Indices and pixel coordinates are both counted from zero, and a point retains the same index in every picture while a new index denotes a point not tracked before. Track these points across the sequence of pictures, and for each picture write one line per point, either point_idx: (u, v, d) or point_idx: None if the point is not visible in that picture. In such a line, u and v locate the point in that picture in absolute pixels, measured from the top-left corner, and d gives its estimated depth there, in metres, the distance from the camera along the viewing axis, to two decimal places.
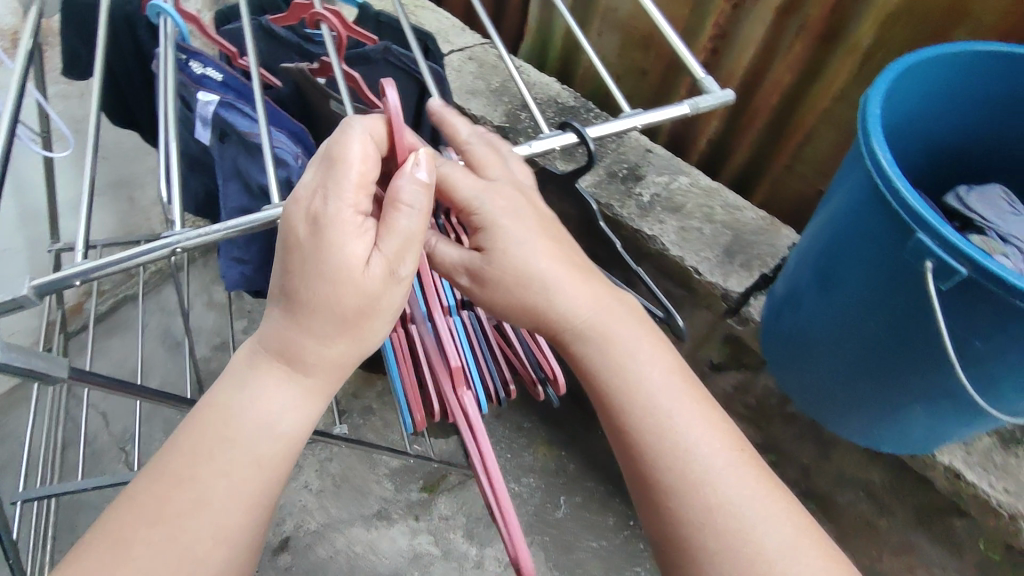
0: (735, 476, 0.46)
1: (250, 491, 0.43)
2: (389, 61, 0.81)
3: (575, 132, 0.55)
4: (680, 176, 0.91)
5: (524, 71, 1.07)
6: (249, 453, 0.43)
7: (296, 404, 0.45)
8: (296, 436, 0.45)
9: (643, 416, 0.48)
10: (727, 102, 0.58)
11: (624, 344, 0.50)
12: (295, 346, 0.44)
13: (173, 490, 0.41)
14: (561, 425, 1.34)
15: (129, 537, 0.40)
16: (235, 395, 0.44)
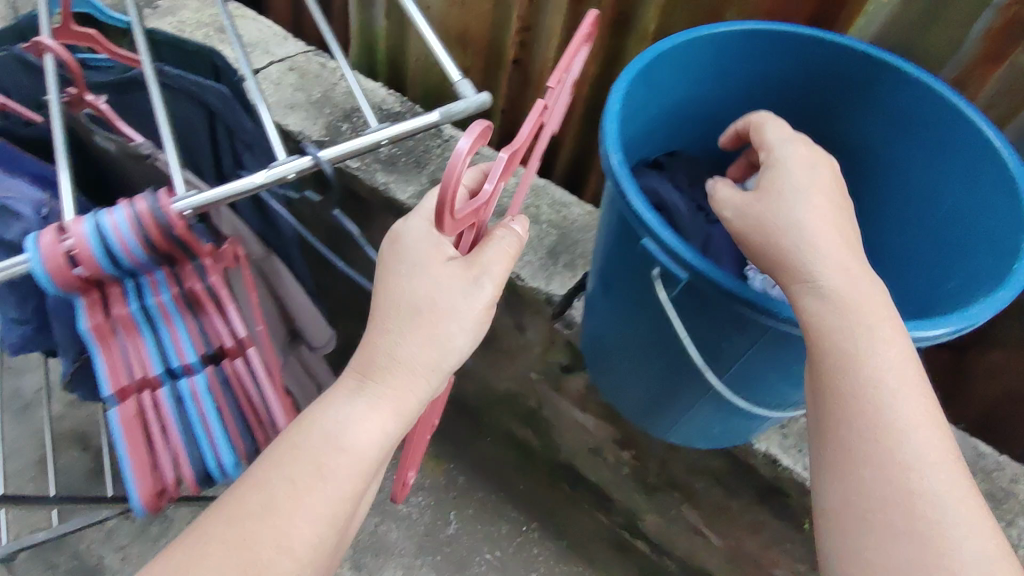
0: (940, 461, 0.42)
1: (342, 490, 0.50)
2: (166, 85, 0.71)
3: (309, 156, 0.51)
4: (508, 177, 0.88)
5: (349, 78, 1.00)
6: (348, 459, 0.50)
7: (363, 420, 0.52)
8: (363, 449, 0.51)
9: (874, 379, 0.44)
10: (484, 105, 0.55)
11: (856, 305, 0.45)
12: (375, 363, 0.53)
13: (259, 503, 0.48)
14: (448, 437, 1.32)
15: (219, 543, 0.46)
16: (328, 413, 0.52)
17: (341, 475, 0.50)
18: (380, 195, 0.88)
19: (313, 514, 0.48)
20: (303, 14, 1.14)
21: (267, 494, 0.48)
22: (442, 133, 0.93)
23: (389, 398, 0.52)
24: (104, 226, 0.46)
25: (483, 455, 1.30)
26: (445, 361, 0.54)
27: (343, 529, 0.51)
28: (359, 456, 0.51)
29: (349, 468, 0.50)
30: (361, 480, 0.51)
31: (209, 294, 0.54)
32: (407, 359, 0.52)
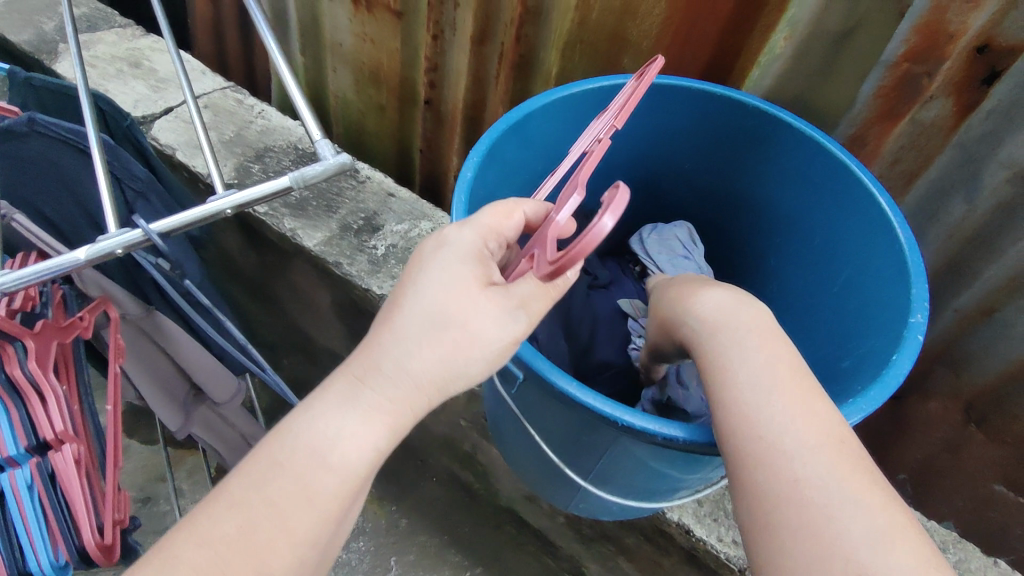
0: (826, 463, 0.36)
1: (316, 515, 0.38)
2: (42, 134, 0.61)
3: (139, 229, 0.47)
4: (423, 221, 0.85)
5: (265, 116, 0.96)
6: (334, 473, 0.38)
7: (355, 427, 0.39)
8: (355, 462, 0.39)
9: (742, 406, 0.39)
10: (344, 166, 0.51)
11: (722, 346, 0.42)
12: (378, 362, 0.40)
13: (229, 512, 0.37)
14: (391, 478, 1.28)
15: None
16: (299, 417, 0.40)
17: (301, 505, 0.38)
18: (287, 240, 0.83)
19: (290, 549, 0.37)
20: (227, 49, 1.11)
21: (268, 507, 0.37)
22: (357, 173, 0.89)
23: (384, 408, 0.40)
24: None
25: (427, 496, 1.26)
26: (457, 376, 0.41)
27: (322, 560, 0.40)
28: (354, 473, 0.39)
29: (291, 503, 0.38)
30: (332, 509, 0.38)
31: (32, 379, 0.47)
32: (420, 373, 0.40)
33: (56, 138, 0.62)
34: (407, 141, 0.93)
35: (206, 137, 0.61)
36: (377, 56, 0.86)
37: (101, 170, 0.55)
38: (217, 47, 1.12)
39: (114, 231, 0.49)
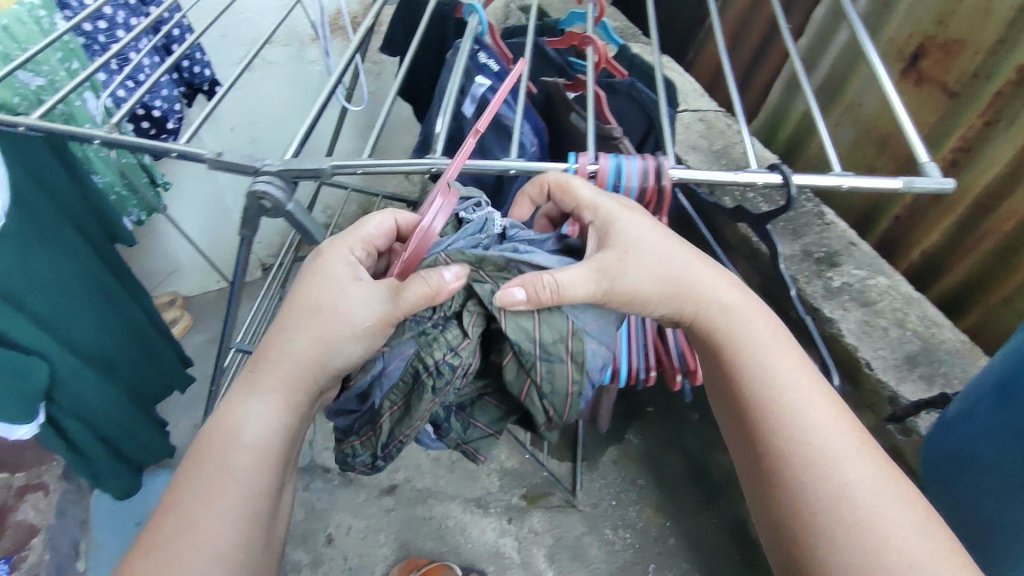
0: (891, 513, 0.52)
1: (230, 504, 0.57)
2: (632, 96, 0.89)
3: (781, 174, 0.59)
4: (881, 276, 0.88)
5: (750, 141, 1.10)
6: (229, 464, 0.58)
7: (264, 415, 0.59)
8: (259, 446, 0.59)
9: (803, 459, 0.55)
10: (946, 191, 0.60)
11: (790, 400, 0.57)
12: (264, 356, 0.61)
13: (168, 515, 0.56)
14: (675, 496, 1.33)
15: (144, 553, 0.55)
16: (226, 425, 0.59)
17: (230, 483, 0.57)
18: (748, 245, 0.91)
19: (213, 535, 0.55)
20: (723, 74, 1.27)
21: (195, 497, 0.57)
22: (824, 216, 0.95)
23: (280, 388, 0.60)
24: (618, 166, 0.60)
25: (702, 531, 1.29)
26: (342, 362, 0.60)
27: (257, 534, 0.58)
28: (264, 450, 0.59)
29: (208, 497, 0.57)
30: (257, 476, 0.59)
31: None
32: (297, 350, 0.60)
33: (637, 101, 0.89)
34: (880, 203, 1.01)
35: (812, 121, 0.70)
36: (896, 123, 0.94)
37: (743, 119, 0.68)
38: (714, 69, 1.28)
39: (752, 166, 0.62)
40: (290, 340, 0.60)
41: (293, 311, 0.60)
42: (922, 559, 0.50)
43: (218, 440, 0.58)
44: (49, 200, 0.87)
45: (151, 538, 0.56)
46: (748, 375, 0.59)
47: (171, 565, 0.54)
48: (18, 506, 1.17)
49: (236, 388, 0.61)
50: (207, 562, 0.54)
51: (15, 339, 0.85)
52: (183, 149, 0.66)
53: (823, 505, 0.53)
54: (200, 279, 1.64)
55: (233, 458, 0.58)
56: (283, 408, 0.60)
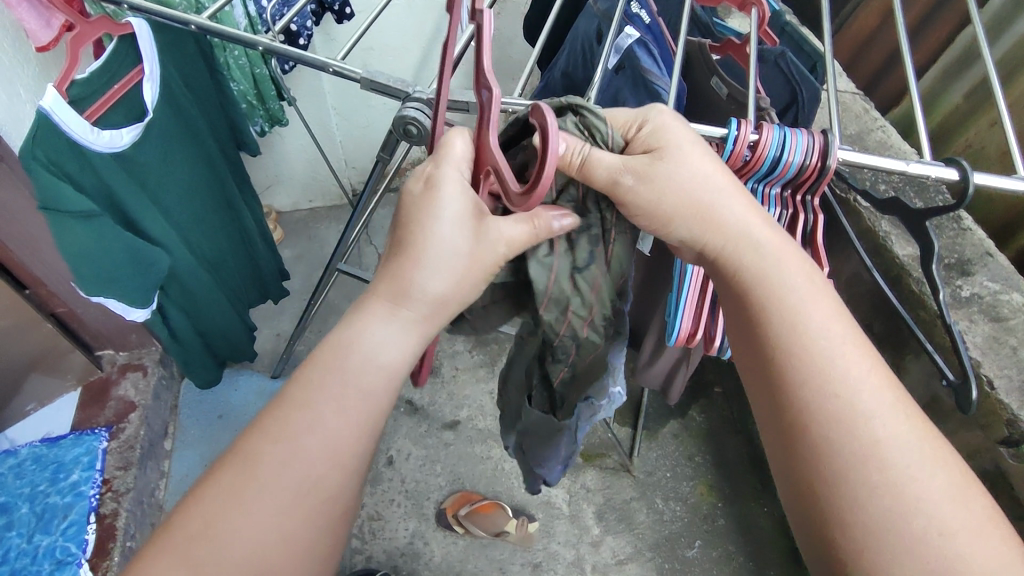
0: (930, 474, 0.42)
1: (359, 421, 0.47)
2: (778, 65, 0.83)
3: (959, 170, 0.57)
4: (1016, 293, 0.82)
5: (887, 131, 1.03)
6: (356, 382, 0.48)
7: (397, 338, 0.50)
8: (394, 371, 0.49)
9: (831, 410, 0.44)
10: None
11: (811, 334, 0.47)
12: (399, 288, 0.50)
13: (289, 434, 0.45)
14: (732, 479, 1.32)
15: (257, 477, 0.44)
16: (349, 349, 0.48)
17: (353, 395, 0.47)
18: (874, 239, 0.87)
19: (320, 467, 0.45)
20: (866, 55, 1.18)
21: (308, 422, 0.46)
22: (961, 220, 0.87)
23: (418, 320, 0.50)
24: (784, 136, 0.58)
25: (754, 518, 1.28)
26: (470, 286, 0.52)
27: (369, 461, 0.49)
28: (395, 377, 0.49)
29: (332, 405, 0.47)
30: (383, 402, 0.49)
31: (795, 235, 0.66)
32: (435, 291, 0.50)
33: (784, 72, 0.84)
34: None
35: (1002, 115, 0.64)
36: None
37: (917, 94, 0.65)
38: (856, 48, 1.20)
39: (924, 157, 0.60)
40: (421, 276, 0.50)
41: (413, 248, 0.50)
42: (947, 529, 0.40)
43: (348, 355, 0.48)
44: (193, 98, 0.91)
45: (254, 436, 0.46)
46: (779, 323, 0.48)
47: (279, 468, 0.45)
48: (119, 382, 1.31)
49: (376, 297, 0.50)
50: (320, 467, 0.45)
51: (143, 228, 0.85)
52: (339, 66, 0.65)
53: (847, 470, 0.43)
54: (294, 197, 1.69)
55: (362, 381, 0.48)
56: (417, 335, 0.51)
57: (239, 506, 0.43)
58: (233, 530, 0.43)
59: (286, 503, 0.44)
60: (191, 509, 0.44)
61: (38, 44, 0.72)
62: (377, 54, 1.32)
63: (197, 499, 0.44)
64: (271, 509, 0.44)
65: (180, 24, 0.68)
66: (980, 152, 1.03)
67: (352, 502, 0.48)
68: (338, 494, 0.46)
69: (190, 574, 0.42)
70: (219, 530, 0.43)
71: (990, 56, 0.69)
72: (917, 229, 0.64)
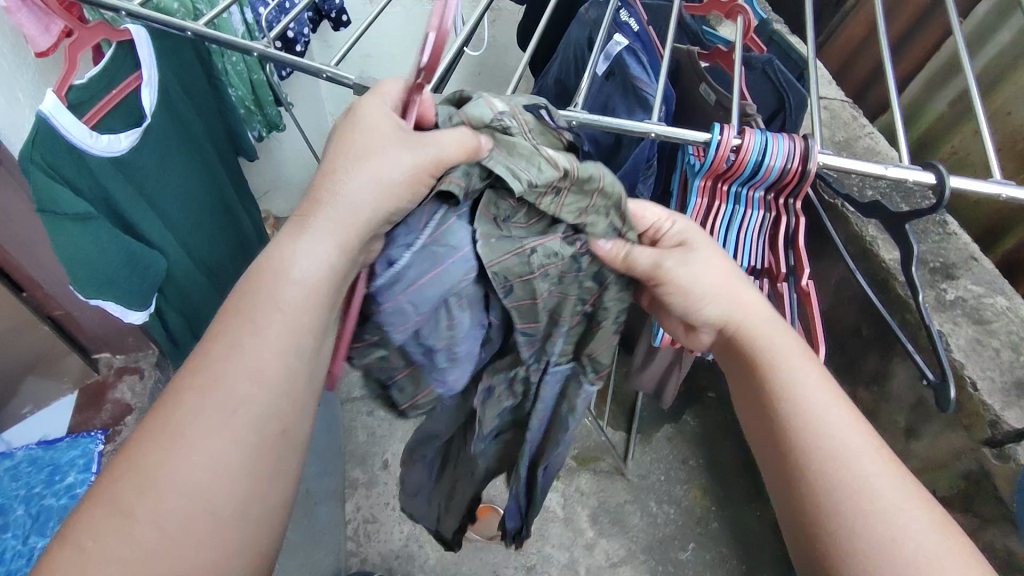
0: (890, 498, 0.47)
1: (281, 338, 0.47)
2: (765, 72, 0.85)
3: (936, 175, 0.59)
4: (1000, 297, 0.83)
5: (875, 137, 1.05)
6: (274, 299, 0.47)
7: (314, 255, 0.48)
8: (315, 285, 0.48)
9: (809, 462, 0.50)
10: None
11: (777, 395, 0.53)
12: (315, 204, 0.49)
13: (221, 372, 0.45)
14: (725, 482, 1.33)
15: (186, 429, 0.44)
16: (274, 275, 0.47)
17: (272, 318, 0.47)
18: (861, 244, 0.89)
19: (253, 381, 0.45)
20: (855, 64, 1.20)
21: (228, 347, 0.46)
22: (946, 225, 0.89)
23: (330, 232, 0.48)
24: (766, 141, 0.59)
25: (747, 521, 1.29)
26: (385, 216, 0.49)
27: (304, 375, 0.48)
28: (315, 292, 0.48)
29: (253, 335, 0.46)
30: (305, 319, 0.48)
31: (780, 238, 0.68)
32: (355, 203, 0.48)
33: (770, 79, 0.85)
34: (1007, 222, 0.96)
35: (980, 121, 0.66)
36: None
37: (897, 103, 0.67)
38: (845, 57, 1.22)
39: (903, 163, 0.61)
40: (342, 180, 0.48)
41: (344, 153, 0.49)
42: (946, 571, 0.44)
43: (262, 281, 0.47)
44: (190, 104, 0.92)
45: (189, 374, 0.46)
46: (783, 414, 0.52)
47: (209, 414, 0.44)
48: (116, 385, 1.32)
49: (288, 224, 0.49)
50: (249, 398, 0.45)
51: (141, 230, 0.86)
52: (333, 72, 0.67)
53: (859, 542, 0.46)
54: (291, 202, 1.70)
55: (280, 299, 0.47)
56: (341, 252, 0.48)
57: (172, 457, 0.43)
58: (177, 471, 0.43)
59: (218, 430, 0.44)
60: (128, 453, 0.44)
61: (37, 49, 0.74)
62: (372, 61, 1.34)
63: (131, 449, 0.44)
64: (208, 449, 0.44)
65: (177, 30, 0.70)
66: (965, 159, 1.04)
67: (291, 426, 0.47)
68: (270, 424, 0.46)
69: (123, 521, 0.41)
70: (154, 471, 0.43)
71: (969, 65, 0.71)
72: (898, 231, 0.65)
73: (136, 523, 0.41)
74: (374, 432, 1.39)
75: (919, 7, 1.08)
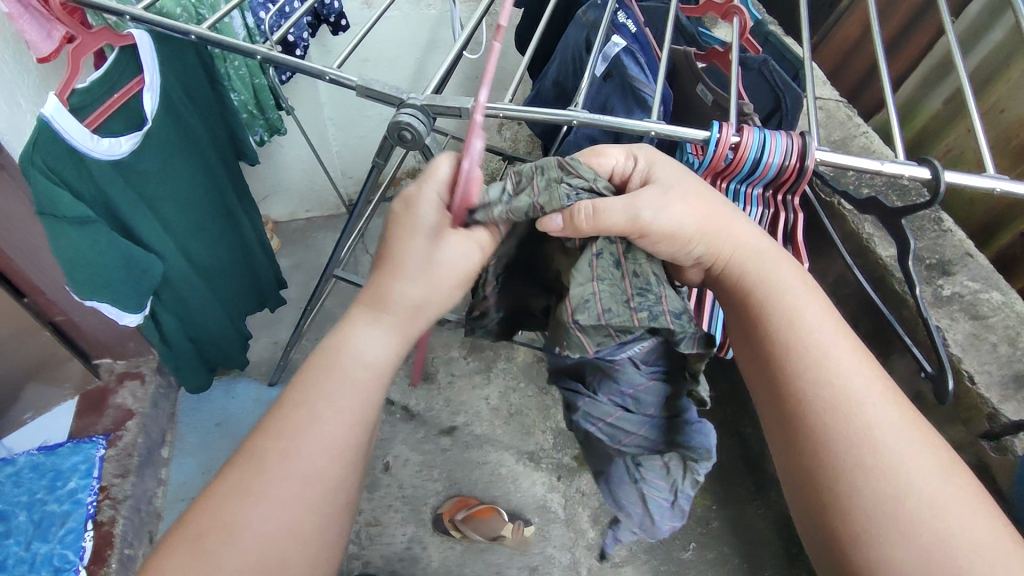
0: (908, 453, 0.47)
1: (353, 411, 0.49)
2: (762, 73, 0.86)
3: (931, 169, 0.59)
4: (996, 292, 0.84)
5: (870, 137, 1.06)
6: (346, 379, 0.50)
7: (379, 338, 0.51)
8: (382, 368, 0.51)
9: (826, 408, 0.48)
10: None
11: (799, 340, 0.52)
12: (381, 298, 0.51)
13: (294, 439, 0.48)
14: (725, 481, 1.34)
15: (258, 490, 0.47)
16: (344, 350, 0.50)
17: (340, 387, 0.49)
18: (858, 242, 0.90)
19: (323, 454, 0.48)
20: (849, 65, 1.22)
21: (300, 419, 0.48)
22: (942, 221, 0.89)
23: (396, 321, 0.51)
24: (763, 138, 0.60)
25: (748, 519, 1.29)
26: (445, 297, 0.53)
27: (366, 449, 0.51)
28: (379, 375, 0.51)
29: (323, 404, 0.49)
30: (372, 398, 0.50)
31: (777, 234, 0.69)
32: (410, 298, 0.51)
33: (766, 79, 0.87)
34: (1001, 219, 0.97)
35: (974, 118, 0.67)
36: None
37: (893, 101, 0.68)
38: (840, 57, 1.23)
39: (899, 158, 0.62)
40: (396, 286, 0.51)
41: (399, 259, 0.51)
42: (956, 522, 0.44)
43: (337, 357, 0.50)
44: (192, 108, 0.93)
45: (263, 440, 0.48)
46: (798, 364, 0.51)
47: (279, 478, 0.47)
48: (117, 390, 1.32)
49: (356, 308, 0.52)
50: (317, 458, 0.48)
51: (138, 233, 0.86)
52: (336, 74, 0.67)
53: (871, 499, 0.45)
54: (290, 207, 1.71)
55: (351, 380, 0.50)
56: (400, 334, 0.52)
57: (249, 510, 0.46)
58: (254, 523, 0.46)
59: (293, 498, 0.47)
60: (208, 507, 0.47)
61: (39, 55, 0.75)
62: (371, 65, 1.35)
63: (207, 503, 0.47)
64: (281, 507, 0.46)
65: (180, 34, 0.70)
66: (960, 156, 1.05)
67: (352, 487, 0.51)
68: (336, 488, 0.49)
69: (201, 571, 0.45)
70: (232, 528, 0.46)
71: (962, 63, 0.72)
72: (895, 226, 0.66)
73: (215, 574, 0.45)
74: (375, 435, 1.39)
75: (911, 8, 1.09)
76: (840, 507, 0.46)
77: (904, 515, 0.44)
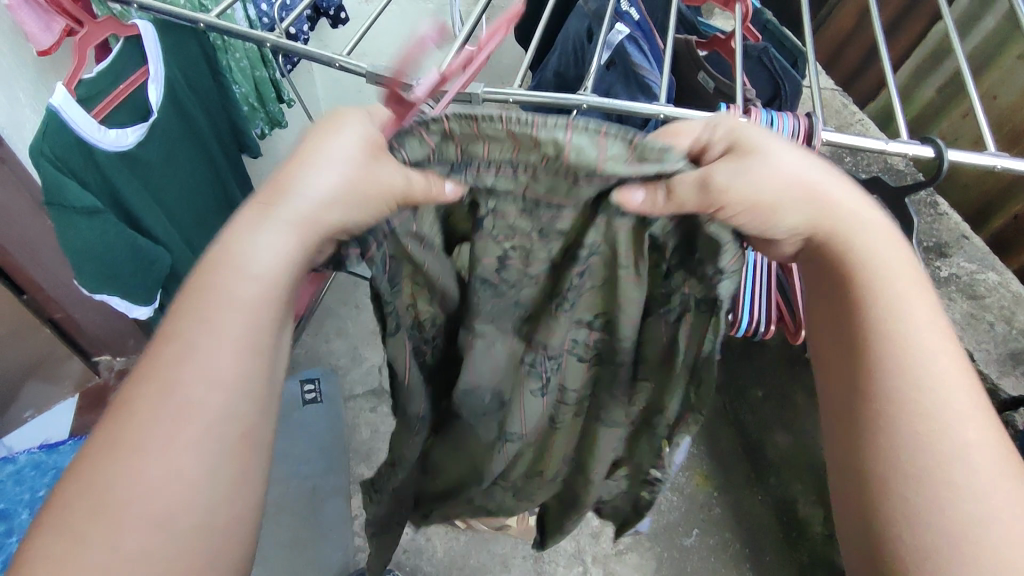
0: (981, 454, 0.42)
1: (239, 327, 0.44)
2: (761, 60, 0.87)
3: (934, 149, 0.61)
4: (992, 273, 0.86)
5: (865, 124, 1.08)
6: (230, 292, 0.44)
7: (281, 244, 0.46)
8: (275, 277, 0.45)
9: (904, 375, 0.44)
10: None
11: (902, 309, 0.46)
12: (281, 195, 0.46)
13: (161, 379, 0.41)
14: (726, 468, 1.35)
15: (143, 434, 0.40)
16: (235, 258, 0.45)
17: (225, 312, 0.44)
18: None
19: (209, 382, 0.42)
20: (845, 53, 1.23)
21: (175, 347, 0.42)
22: (938, 205, 0.91)
23: (305, 224, 0.46)
24: (769, 120, 0.61)
25: (750, 506, 1.31)
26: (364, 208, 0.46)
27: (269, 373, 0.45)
28: (276, 283, 0.45)
29: (204, 331, 0.43)
30: (261, 313, 0.45)
31: None
32: (322, 198, 0.46)
33: (767, 66, 0.88)
34: (997, 202, 0.99)
35: (973, 99, 0.68)
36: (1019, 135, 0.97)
37: (892, 81, 0.69)
38: (836, 46, 1.25)
39: (901, 139, 0.63)
40: (307, 179, 0.46)
41: (309, 154, 0.47)
42: (1002, 510, 0.40)
43: (215, 275, 0.44)
44: (195, 100, 0.93)
45: (147, 371, 0.42)
46: (877, 330, 0.46)
47: (164, 432, 0.40)
48: (117, 387, 1.31)
49: (243, 216, 0.47)
50: (212, 397, 0.42)
51: (145, 224, 0.86)
52: (345, 62, 0.68)
53: (910, 488, 0.42)
54: None
55: (235, 293, 0.44)
56: (302, 243, 0.46)
57: (128, 471, 0.39)
58: (144, 477, 0.39)
59: (177, 435, 0.40)
60: (86, 457, 0.40)
61: (38, 47, 0.75)
62: (372, 58, 1.35)
63: (77, 465, 0.40)
64: (179, 451, 0.40)
65: (187, 22, 0.70)
66: (955, 142, 1.08)
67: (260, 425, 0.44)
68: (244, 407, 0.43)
69: (97, 523, 0.38)
70: (108, 487, 0.39)
71: (959, 46, 0.74)
72: (897, 207, 0.68)
73: (110, 525, 0.38)
74: (378, 427, 1.40)
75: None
76: (876, 501, 0.43)
77: (939, 529, 0.40)
